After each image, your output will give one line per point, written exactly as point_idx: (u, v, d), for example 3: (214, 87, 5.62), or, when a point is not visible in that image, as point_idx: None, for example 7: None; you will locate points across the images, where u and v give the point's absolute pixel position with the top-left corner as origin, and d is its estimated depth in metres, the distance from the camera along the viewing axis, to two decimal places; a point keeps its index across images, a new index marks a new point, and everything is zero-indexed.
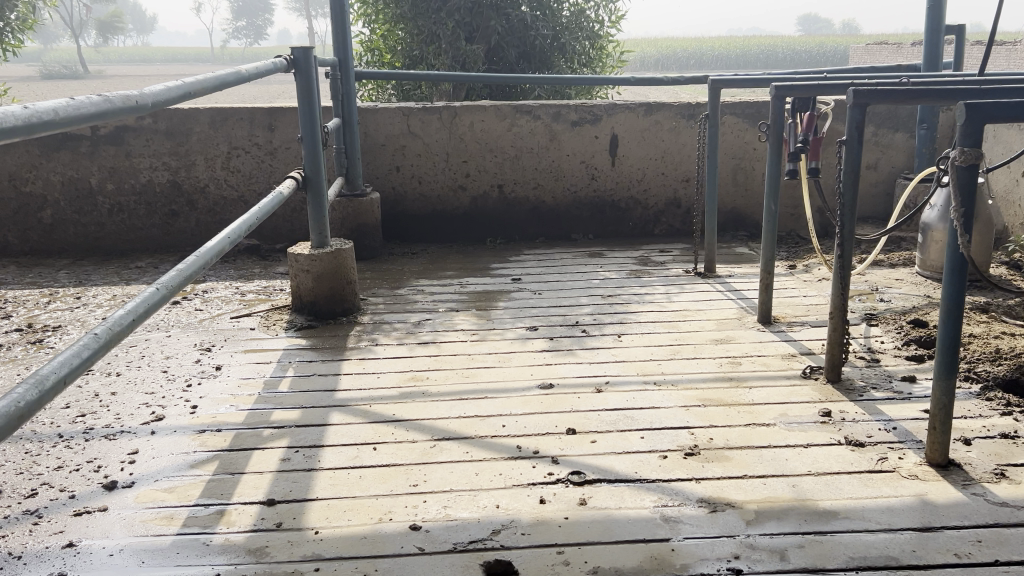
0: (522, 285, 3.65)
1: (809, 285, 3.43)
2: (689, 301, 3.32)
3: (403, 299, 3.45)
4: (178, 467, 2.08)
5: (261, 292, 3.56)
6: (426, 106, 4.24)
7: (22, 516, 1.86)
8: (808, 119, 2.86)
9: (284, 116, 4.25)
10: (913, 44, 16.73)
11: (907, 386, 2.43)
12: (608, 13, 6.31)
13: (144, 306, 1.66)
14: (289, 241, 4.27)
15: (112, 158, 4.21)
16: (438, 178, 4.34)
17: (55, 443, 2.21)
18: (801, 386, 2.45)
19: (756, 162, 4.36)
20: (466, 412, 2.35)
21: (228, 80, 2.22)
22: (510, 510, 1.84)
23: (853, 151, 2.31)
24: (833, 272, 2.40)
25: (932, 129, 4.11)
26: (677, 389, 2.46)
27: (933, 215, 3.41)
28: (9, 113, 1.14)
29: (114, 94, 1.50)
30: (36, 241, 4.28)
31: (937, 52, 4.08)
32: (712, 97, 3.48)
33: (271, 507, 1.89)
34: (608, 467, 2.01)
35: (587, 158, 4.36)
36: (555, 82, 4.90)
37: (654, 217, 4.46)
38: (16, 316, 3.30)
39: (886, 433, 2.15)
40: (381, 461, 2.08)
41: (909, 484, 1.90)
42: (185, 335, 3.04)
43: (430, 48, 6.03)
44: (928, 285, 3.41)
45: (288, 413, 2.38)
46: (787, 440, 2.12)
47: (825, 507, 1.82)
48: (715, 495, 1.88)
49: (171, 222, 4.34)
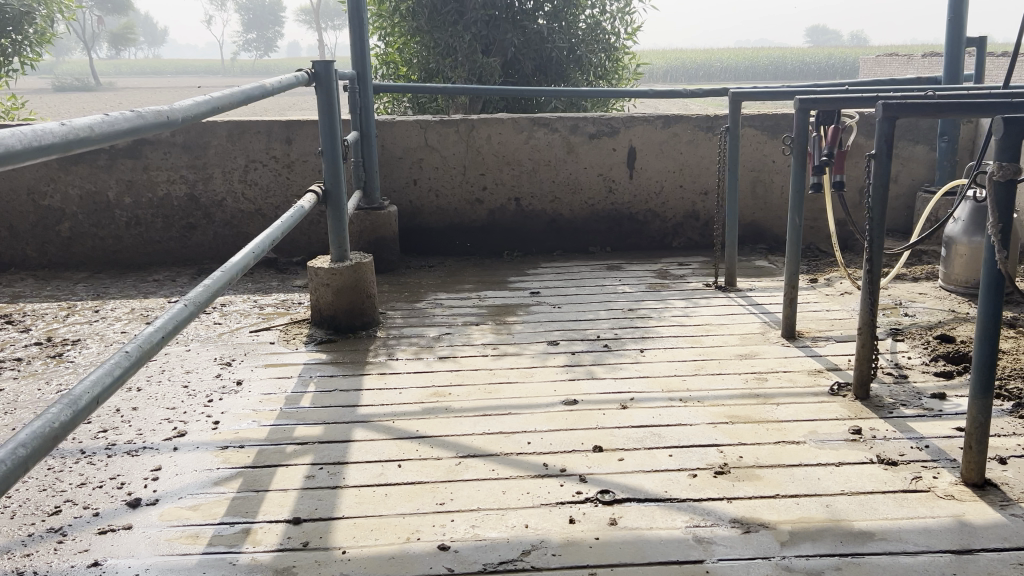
0: (541, 299, 3.62)
1: (832, 300, 3.40)
2: (710, 315, 3.30)
3: (422, 313, 3.43)
4: (202, 484, 2.06)
5: (279, 306, 3.55)
6: (444, 119, 4.23)
7: (47, 535, 1.84)
8: (833, 132, 2.83)
9: (302, 129, 4.24)
10: (924, 55, 16.66)
11: (937, 402, 2.40)
12: (624, 25, 6.31)
13: (174, 322, 1.65)
14: (306, 254, 4.26)
15: (130, 171, 4.21)
16: (455, 191, 4.33)
17: (77, 459, 2.19)
18: (830, 403, 2.42)
19: (776, 175, 4.33)
20: (491, 429, 2.33)
21: (254, 94, 2.21)
22: (539, 530, 1.82)
23: (882, 165, 2.28)
24: (862, 288, 2.37)
25: (953, 141, 4.08)
26: (703, 406, 2.43)
27: (957, 229, 3.40)
28: (46, 130, 1.13)
29: (146, 109, 1.49)
30: (54, 254, 4.29)
31: (959, 63, 4.04)
32: (733, 110, 3.45)
33: (297, 526, 1.87)
34: (638, 486, 1.98)
35: (605, 171, 4.34)
36: (572, 95, 4.89)
37: (672, 230, 4.44)
38: (35, 329, 3.30)
39: (919, 452, 2.11)
40: (407, 479, 2.06)
41: (945, 504, 1.86)
42: (205, 349, 3.03)
43: (447, 61, 6.03)
44: (953, 299, 3.37)
45: (310, 429, 2.36)
46: (818, 458, 2.09)
47: (861, 528, 1.79)
48: (747, 515, 1.85)
49: (188, 235, 4.34)
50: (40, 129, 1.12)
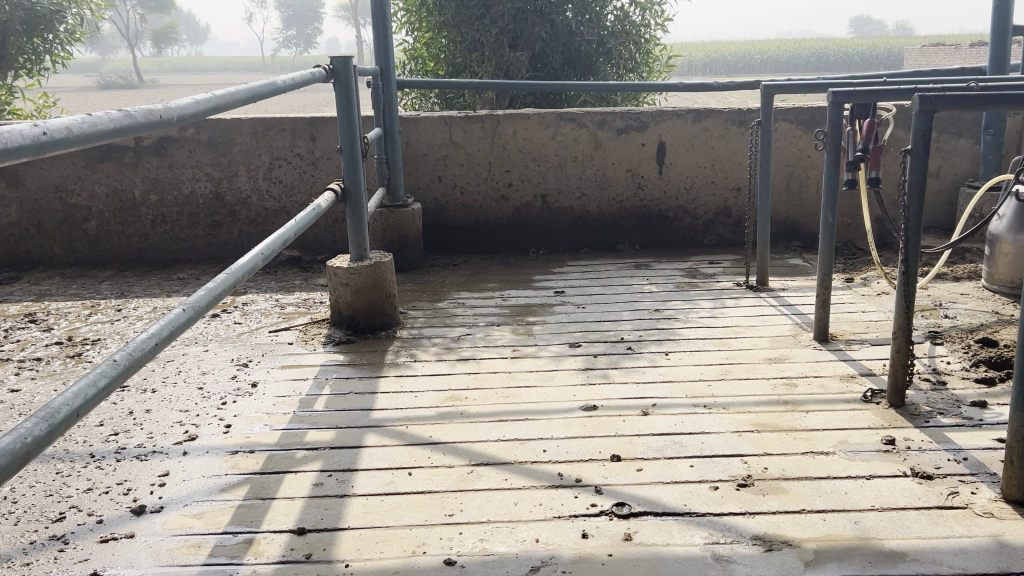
0: (566, 298, 3.54)
1: (867, 300, 3.27)
2: (740, 316, 3.19)
3: (444, 313, 3.37)
4: (208, 491, 2.02)
5: (301, 305, 3.51)
6: (469, 114, 4.15)
7: (48, 542, 1.81)
8: (868, 127, 2.70)
9: (326, 126, 4.20)
10: (970, 45, 16.34)
11: (977, 411, 2.28)
12: (655, 16, 6.18)
13: (170, 329, 1.60)
14: (330, 252, 4.22)
15: (155, 168, 4.20)
16: (480, 188, 4.26)
17: (86, 463, 2.16)
18: (862, 411, 2.31)
19: (811, 170, 4.20)
20: (506, 435, 2.25)
21: (263, 92, 2.15)
22: (551, 545, 1.74)
23: (919, 162, 2.16)
24: (897, 292, 2.25)
25: (998, 135, 3.92)
26: (729, 413, 2.33)
27: (1001, 226, 3.25)
28: (18, 132, 1.07)
29: (135, 108, 1.43)
30: (81, 252, 4.30)
31: (1004, 53, 3.88)
32: (765, 103, 3.32)
33: (301, 537, 1.81)
34: (656, 499, 1.89)
35: (634, 166, 4.23)
36: (600, 88, 4.78)
37: (703, 227, 4.32)
38: (57, 329, 3.29)
39: (956, 464, 2.00)
40: (417, 488, 1.99)
41: (984, 523, 1.75)
42: (223, 350, 3.00)
43: (474, 56, 5.97)
44: (997, 300, 3.23)
45: (322, 434, 2.30)
46: (847, 471, 1.98)
47: (892, 547, 1.69)
48: (770, 531, 1.75)
49: (213, 232, 4.32)
50: (12, 130, 1.06)
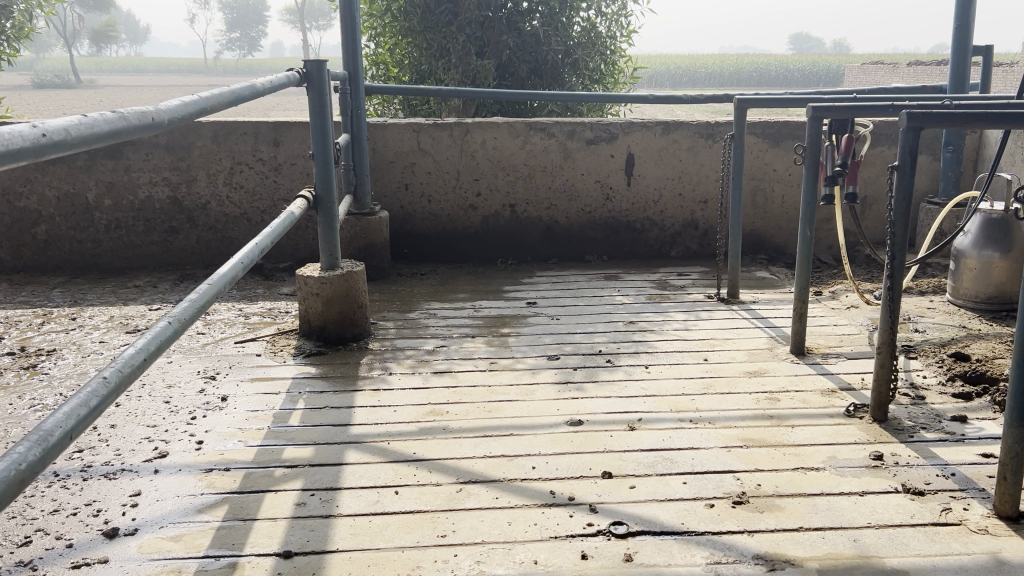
0: (539, 310, 3.50)
1: (839, 314, 3.31)
2: (715, 329, 3.19)
3: (416, 324, 3.30)
4: (184, 512, 1.92)
5: (266, 315, 3.41)
6: (437, 122, 4.10)
7: (15, 569, 1.70)
8: (846, 142, 2.72)
9: (290, 130, 4.09)
10: (909, 65, 16.88)
11: (958, 426, 2.30)
12: (620, 27, 6.21)
13: (156, 342, 1.51)
14: (293, 259, 4.12)
15: (110, 172, 4.05)
16: (448, 196, 4.20)
17: (50, 482, 2.04)
18: (846, 426, 2.31)
19: (777, 183, 4.23)
20: (493, 451, 2.19)
21: (244, 95, 2.07)
22: (550, 566, 1.69)
23: (905, 178, 2.17)
24: (881, 307, 2.26)
25: (958, 152, 4.02)
26: (715, 428, 2.31)
27: (966, 242, 3.31)
28: (19, 133, 0.99)
29: (129, 110, 1.35)
30: (29, 257, 4.12)
31: (964, 73, 3.96)
32: (739, 117, 3.33)
33: (288, 561, 1.73)
34: (652, 518, 1.86)
35: (603, 177, 4.22)
36: (567, 99, 4.77)
37: (670, 238, 4.33)
38: (8, 339, 3.13)
39: (945, 480, 2.00)
40: (405, 508, 1.92)
41: (980, 540, 1.75)
42: (188, 361, 2.88)
43: (440, 63, 5.93)
44: (963, 314, 3.28)
45: (300, 451, 2.22)
46: (840, 487, 1.98)
47: (892, 565, 1.68)
48: (771, 551, 1.73)
49: (171, 238, 4.18)
50: (12, 131, 0.98)
